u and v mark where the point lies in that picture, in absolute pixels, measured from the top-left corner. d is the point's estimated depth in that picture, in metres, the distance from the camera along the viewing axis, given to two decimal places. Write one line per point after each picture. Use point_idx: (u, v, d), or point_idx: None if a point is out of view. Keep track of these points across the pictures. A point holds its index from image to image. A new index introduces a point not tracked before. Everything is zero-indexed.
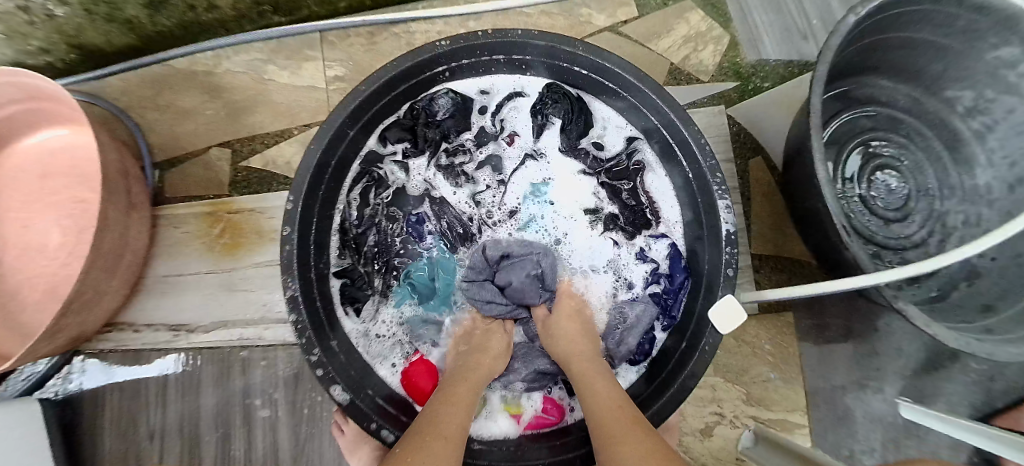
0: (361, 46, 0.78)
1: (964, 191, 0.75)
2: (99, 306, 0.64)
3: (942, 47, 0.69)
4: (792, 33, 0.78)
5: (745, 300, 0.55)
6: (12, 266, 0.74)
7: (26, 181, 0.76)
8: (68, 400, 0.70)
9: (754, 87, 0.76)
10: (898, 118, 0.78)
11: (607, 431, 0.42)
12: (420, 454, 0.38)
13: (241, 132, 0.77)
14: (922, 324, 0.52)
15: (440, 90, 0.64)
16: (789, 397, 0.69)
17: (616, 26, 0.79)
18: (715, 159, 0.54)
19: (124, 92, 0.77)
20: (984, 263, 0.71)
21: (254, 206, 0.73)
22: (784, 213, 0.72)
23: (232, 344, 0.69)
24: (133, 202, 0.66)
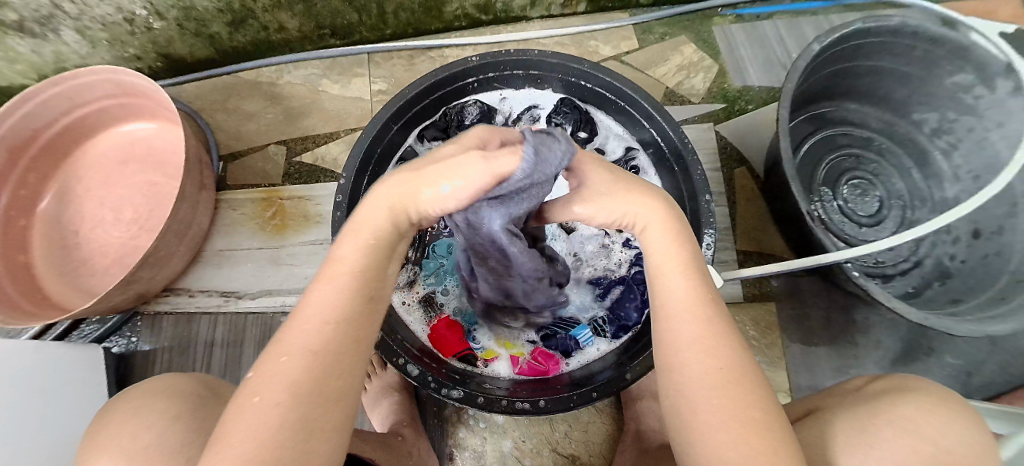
0: (402, 66, 0.92)
1: (934, 202, 0.84)
2: (166, 267, 0.75)
3: (905, 73, 0.80)
4: (773, 65, 0.90)
5: (727, 277, 0.64)
6: (89, 236, 0.85)
7: (109, 165, 0.89)
8: (126, 354, 0.79)
9: (740, 107, 0.88)
10: (870, 136, 0.89)
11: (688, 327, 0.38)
12: (272, 369, 0.31)
13: (296, 133, 0.90)
14: (881, 296, 0.62)
15: (469, 101, 0.77)
16: (772, 379, 0.75)
17: (620, 55, 0.92)
18: (696, 155, 0.63)
19: (197, 97, 0.92)
20: (955, 264, 0.79)
21: (303, 194, 0.85)
22: (765, 214, 0.82)
23: (275, 310, 0.79)
24: (204, 182, 0.78)
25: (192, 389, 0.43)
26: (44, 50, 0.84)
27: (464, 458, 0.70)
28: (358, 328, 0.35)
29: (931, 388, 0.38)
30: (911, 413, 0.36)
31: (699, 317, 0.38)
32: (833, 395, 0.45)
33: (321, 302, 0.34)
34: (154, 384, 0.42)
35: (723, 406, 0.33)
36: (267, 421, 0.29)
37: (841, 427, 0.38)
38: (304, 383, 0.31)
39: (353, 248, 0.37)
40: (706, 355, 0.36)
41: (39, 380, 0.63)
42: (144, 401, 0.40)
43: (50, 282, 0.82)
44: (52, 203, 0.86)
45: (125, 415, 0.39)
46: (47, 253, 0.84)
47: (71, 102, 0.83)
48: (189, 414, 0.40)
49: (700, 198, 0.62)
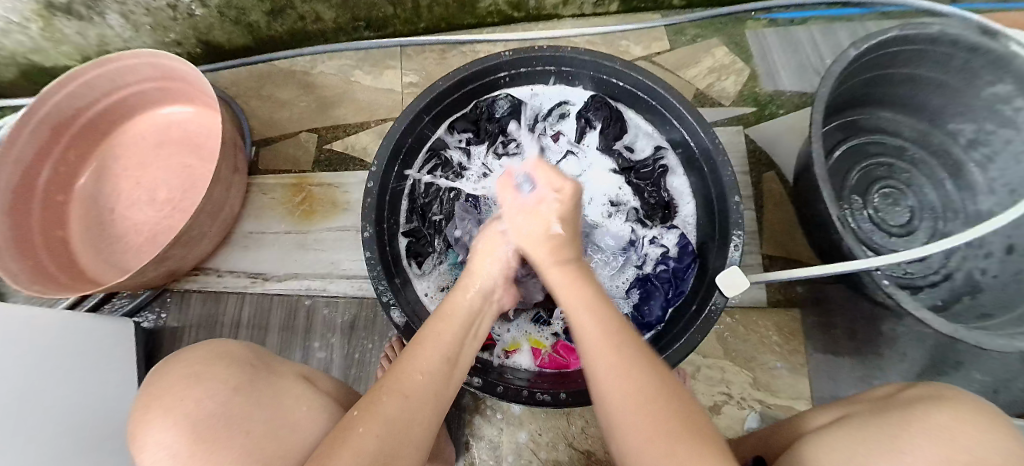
0: (433, 60, 0.94)
1: (968, 214, 0.82)
2: (197, 245, 0.77)
3: (942, 83, 0.79)
4: (805, 70, 0.90)
5: (753, 280, 0.64)
6: (124, 214, 0.88)
7: (146, 146, 0.91)
8: (155, 329, 0.82)
9: (771, 112, 0.87)
10: (903, 146, 0.87)
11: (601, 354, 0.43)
12: (379, 404, 0.40)
13: (327, 122, 0.91)
14: (909, 306, 0.61)
15: (500, 94, 0.77)
16: (793, 385, 0.75)
17: (650, 56, 0.92)
18: (727, 157, 0.63)
19: (234, 83, 0.95)
20: (986, 279, 0.77)
21: (332, 181, 0.86)
22: (791, 220, 0.81)
23: (301, 292, 0.81)
24: (237, 166, 0.80)
25: (245, 358, 0.45)
26: (90, 33, 0.87)
27: (479, 448, 0.71)
28: (444, 386, 0.44)
29: (967, 398, 0.36)
30: (941, 425, 0.33)
31: (606, 341, 0.43)
32: (858, 400, 0.43)
33: (428, 364, 0.44)
34: (206, 353, 0.43)
35: (632, 404, 0.38)
36: (372, 445, 0.36)
37: (864, 433, 0.36)
38: (390, 424, 0.38)
39: (450, 326, 0.49)
40: (616, 373, 0.41)
41: (71, 350, 0.65)
42: (202, 368, 0.41)
43: (87, 256, 0.85)
44: (91, 179, 0.90)
45: (184, 379, 0.40)
46: (85, 228, 0.87)
47: (113, 84, 0.86)
48: (248, 384, 0.42)
49: (729, 199, 0.62)
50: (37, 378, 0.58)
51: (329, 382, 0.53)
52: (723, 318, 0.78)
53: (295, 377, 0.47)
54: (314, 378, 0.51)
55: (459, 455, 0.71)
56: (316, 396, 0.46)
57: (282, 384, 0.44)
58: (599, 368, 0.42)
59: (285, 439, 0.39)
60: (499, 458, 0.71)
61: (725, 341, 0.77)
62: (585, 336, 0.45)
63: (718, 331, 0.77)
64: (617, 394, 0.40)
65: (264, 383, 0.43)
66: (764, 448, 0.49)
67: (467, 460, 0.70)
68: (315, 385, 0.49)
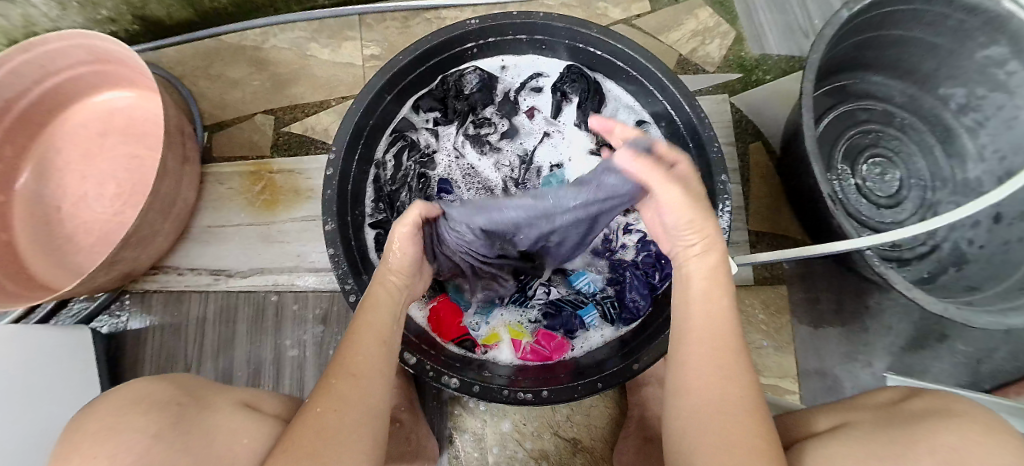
0: (396, 29, 0.86)
1: (956, 183, 0.80)
2: (151, 245, 0.71)
3: (934, 45, 0.74)
4: (794, 31, 0.84)
5: (739, 262, 0.62)
6: (71, 212, 0.81)
7: (87, 137, 0.83)
8: (116, 334, 0.77)
9: (758, 78, 0.82)
10: (892, 112, 0.84)
11: (703, 348, 0.40)
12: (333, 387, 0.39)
13: (284, 102, 0.84)
14: (899, 285, 0.58)
15: (468, 67, 0.71)
16: (779, 363, 0.74)
17: (630, 19, 0.85)
18: (712, 130, 0.58)
19: (178, 62, 0.86)
20: (973, 250, 0.76)
21: (293, 167, 0.80)
22: (779, 193, 0.78)
23: (267, 288, 0.76)
24: (187, 155, 0.73)
25: (167, 399, 0.39)
26: (9, 13, 0.77)
27: (463, 440, 0.70)
28: (378, 365, 0.42)
29: (975, 413, 0.34)
30: (947, 446, 0.31)
31: (716, 338, 0.40)
32: (860, 407, 0.42)
33: (367, 349, 0.43)
34: (123, 400, 0.38)
35: (717, 391, 0.37)
36: (330, 423, 0.36)
37: (866, 449, 0.34)
38: (344, 404, 0.38)
39: (380, 311, 0.46)
40: (715, 371, 0.38)
41: (26, 364, 0.61)
42: (115, 420, 0.35)
43: (35, 260, 0.78)
44: (31, 177, 0.82)
45: (94, 436, 0.34)
46: (29, 230, 0.80)
47: (44, 70, 0.77)
48: (172, 428, 0.36)
49: (716, 179, 0.58)
50: None
51: (279, 405, 0.50)
52: None
53: (232, 407, 0.44)
54: (258, 403, 0.47)
55: (441, 449, 0.69)
56: (254, 424, 0.42)
57: (215, 420, 0.40)
58: (692, 360, 0.40)
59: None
60: (484, 450, 0.69)
61: None
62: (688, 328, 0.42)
63: None
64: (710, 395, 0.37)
65: (193, 424, 0.38)
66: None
67: (451, 453, 0.69)
68: (258, 412, 0.45)
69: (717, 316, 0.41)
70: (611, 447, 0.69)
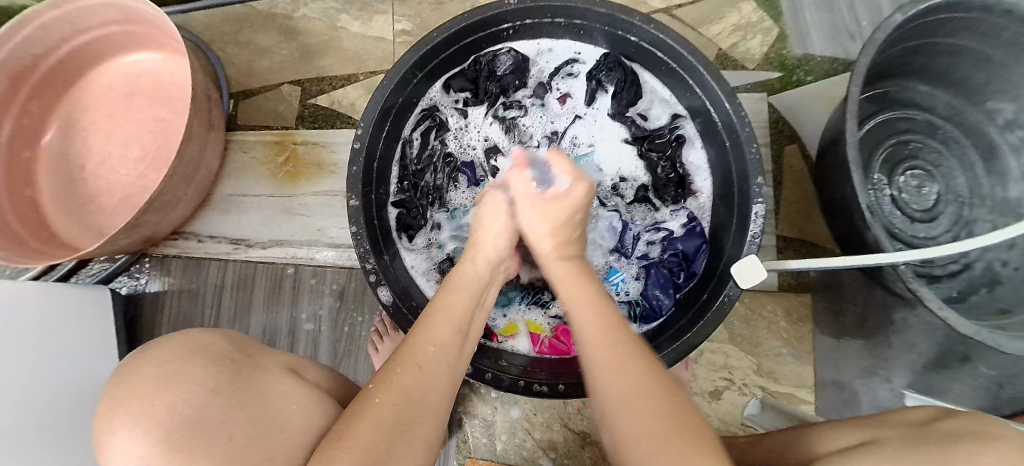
0: (428, 5, 0.84)
1: (995, 201, 0.77)
2: (173, 211, 0.71)
3: (987, 57, 0.70)
4: (840, 32, 0.81)
5: (767, 267, 0.60)
6: (95, 173, 0.81)
7: (114, 98, 0.83)
8: (134, 296, 0.78)
9: (798, 79, 0.79)
10: (934, 123, 0.80)
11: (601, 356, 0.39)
12: (394, 377, 0.38)
13: (311, 73, 0.83)
14: (931, 303, 0.56)
15: (502, 49, 0.68)
16: (797, 373, 0.73)
17: (670, 9, 0.82)
18: (751, 130, 0.56)
19: (207, 27, 0.85)
20: (1007, 271, 0.73)
21: (317, 139, 0.80)
22: (811, 199, 0.76)
23: (285, 261, 0.76)
24: (213, 122, 0.73)
25: (224, 355, 0.41)
26: None
27: (473, 426, 0.70)
28: (451, 360, 0.42)
29: (1011, 437, 0.32)
30: (977, 465, 0.29)
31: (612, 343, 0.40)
32: (890, 424, 0.40)
33: (442, 336, 0.42)
34: (180, 347, 0.39)
35: (633, 397, 0.36)
36: (388, 415, 0.35)
37: (885, 463, 0.33)
38: (407, 401, 0.37)
39: (460, 296, 0.46)
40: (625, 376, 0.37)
41: (51, 322, 0.62)
42: (174, 367, 0.37)
43: (59, 218, 0.79)
44: (58, 134, 0.82)
45: (153, 381, 0.36)
46: (53, 187, 0.80)
47: (74, 28, 0.77)
48: (228, 385, 0.38)
49: (751, 181, 0.56)
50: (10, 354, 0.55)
51: (318, 373, 0.50)
52: None
53: (280, 371, 0.44)
54: (300, 370, 0.48)
55: (451, 433, 0.69)
56: (304, 391, 0.43)
57: (267, 380, 0.42)
58: (608, 372, 0.38)
59: (274, 443, 0.36)
60: (492, 437, 0.69)
61: (730, 324, 0.74)
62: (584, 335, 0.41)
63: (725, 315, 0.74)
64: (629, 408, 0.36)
65: (248, 384, 0.39)
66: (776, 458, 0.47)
67: (460, 437, 0.69)
68: (303, 380, 0.46)
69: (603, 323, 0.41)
70: None
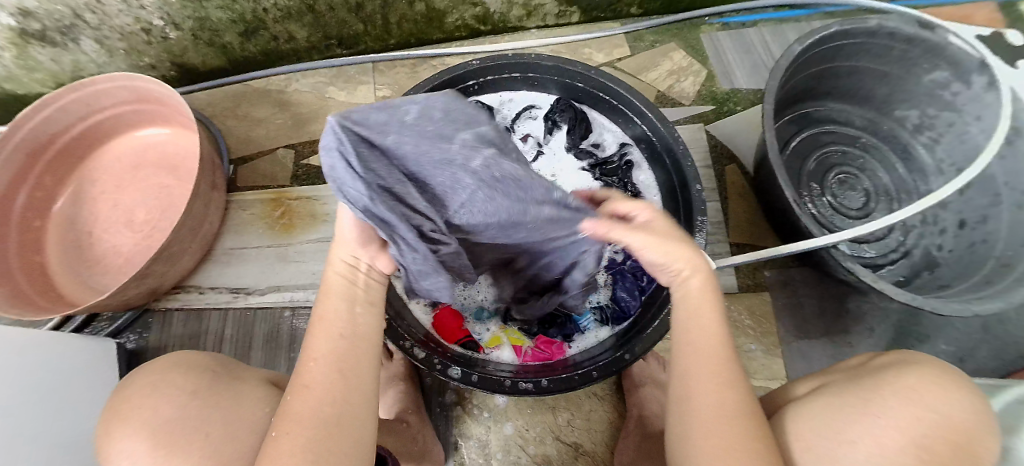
0: (405, 74, 0.97)
1: (920, 194, 0.88)
2: (178, 262, 0.77)
3: (884, 73, 0.85)
4: (758, 69, 0.96)
5: (722, 264, 0.69)
6: (101, 237, 0.87)
7: (121, 169, 0.91)
8: (139, 349, 0.80)
9: (729, 109, 0.92)
10: (855, 134, 0.92)
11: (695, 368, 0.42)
12: (293, 400, 0.38)
13: (304, 137, 0.93)
14: (868, 280, 0.65)
15: (471, 101, 0.80)
16: (768, 366, 0.78)
17: (613, 62, 0.97)
18: (685, 147, 0.67)
19: (209, 104, 0.96)
20: (942, 254, 0.83)
21: (310, 194, 0.88)
22: (756, 208, 0.86)
23: (282, 305, 0.81)
24: (216, 182, 0.81)
25: (206, 364, 0.47)
26: (63, 59, 0.87)
27: (468, 447, 0.72)
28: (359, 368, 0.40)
29: (926, 360, 0.42)
30: (910, 387, 0.38)
31: (716, 361, 0.41)
32: (836, 369, 0.49)
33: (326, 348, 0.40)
34: (168, 360, 0.46)
35: (719, 403, 0.39)
36: (302, 433, 0.36)
37: (841, 398, 0.41)
38: (326, 421, 0.37)
39: (335, 303, 0.41)
40: (717, 388, 0.40)
41: (62, 368, 0.65)
42: (160, 376, 0.43)
43: (63, 280, 0.83)
44: (67, 203, 0.89)
45: (143, 389, 0.42)
46: (60, 252, 0.85)
47: (89, 108, 0.86)
48: (205, 389, 0.44)
49: (692, 187, 0.65)
50: (25, 395, 0.57)
51: None
52: None
53: (257, 381, 0.49)
54: (282, 383, 0.53)
55: (447, 456, 0.71)
56: (276, 398, 0.47)
57: (245, 388, 0.46)
58: (703, 384, 0.41)
59: (241, 446, 0.41)
60: (488, 456, 0.71)
61: None
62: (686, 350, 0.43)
63: None
64: (714, 410, 0.39)
65: (225, 388, 0.45)
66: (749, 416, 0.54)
67: (456, 461, 0.71)
68: (281, 390, 0.50)
69: (715, 344, 0.42)
70: (612, 450, 0.71)
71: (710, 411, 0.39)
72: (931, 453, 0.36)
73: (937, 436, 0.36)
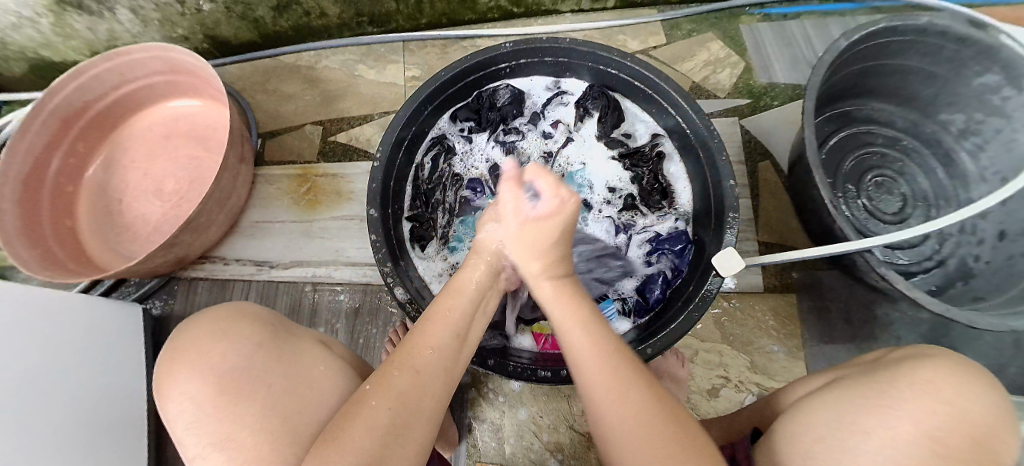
0: (435, 55, 0.96)
1: (960, 202, 0.84)
2: (205, 233, 0.78)
3: (931, 74, 0.81)
4: (799, 63, 0.92)
5: (751, 263, 0.67)
6: (131, 204, 0.89)
7: (153, 139, 0.93)
8: (163, 316, 0.83)
9: (766, 104, 0.89)
10: (895, 136, 0.89)
11: (566, 336, 0.45)
12: (389, 377, 0.39)
13: (332, 115, 0.93)
14: (901, 286, 0.62)
15: (501, 85, 0.78)
16: (789, 369, 0.76)
17: (647, 50, 0.94)
18: (722, 142, 0.64)
19: (240, 78, 0.97)
20: (978, 265, 0.79)
21: (336, 172, 0.88)
22: (787, 207, 0.83)
23: (304, 280, 0.82)
24: (244, 156, 0.81)
25: (266, 319, 0.48)
26: (99, 28, 0.88)
27: (482, 431, 0.72)
28: (450, 365, 0.43)
29: (944, 354, 0.41)
30: (927, 378, 0.38)
31: (591, 325, 0.44)
32: (851, 364, 0.48)
33: (436, 339, 0.43)
34: (227, 311, 0.47)
35: (602, 373, 0.40)
36: (376, 422, 0.36)
37: (851, 392, 0.41)
38: (408, 397, 0.38)
39: (455, 300, 0.47)
40: (594, 356, 0.42)
41: (85, 328, 0.66)
42: (226, 325, 0.45)
43: (94, 245, 0.86)
44: (100, 170, 0.91)
45: (208, 336, 0.44)
46: (92, 218, 0.88)
47: (122, 78, 0.87)
48: (268, 341, 0.45)
49: (725, 183, 0.63)
50: (51, 354, 0.59)
51: (346, 349, 0.56)
52: (721, 302, 0.80)
53: (312, 340, 0.50)
54: (330, 344, 0.54)
55: (461, 438, 0.72)
56: (331, 358, 0.49)
57: (301, 345, 0.48)
58: (585, 355, 0.42)
59: (302, 398, 0.42)
60: (501, 440, 0.72)
61: (722, 325, 0.79)
62: (561, 323, 0.46)
63: (716, 316, 0.79)
64: (604, 388, 0.40)
65: (283, 343, 0.46)
66: (762, 411, 0.53)
67: (469, 443, 0.72)
68: (330, 350, 0.52)
69: (576, 311, 0.45)
70: None
71: (614, 397, 0.39)
72: (949, 450, 0.34)
73: (955, 434, 0.35)
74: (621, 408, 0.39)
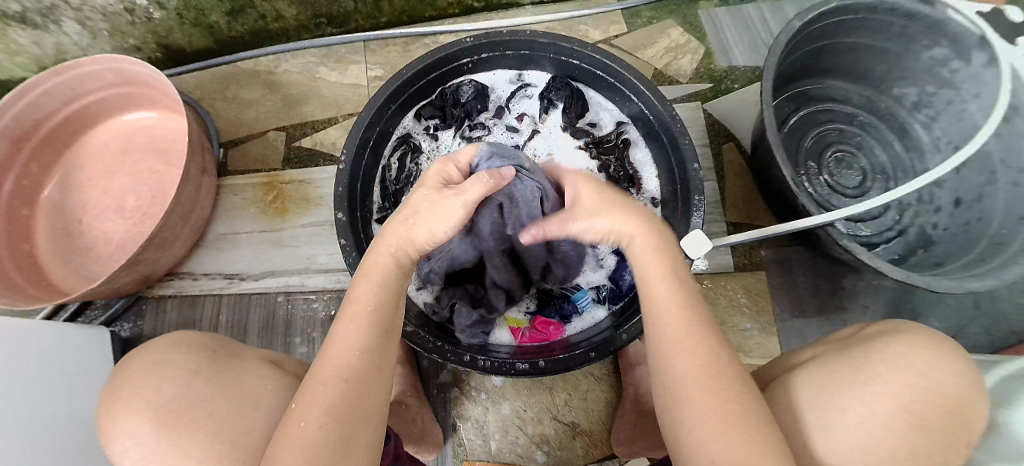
0: (397, 53, 0.95)
1: (916, 173, 0.87)
2: (171, 249, 0.76)
3: (883, 50, 0.84)
4: (757, 45, 0.94)
5: (720, 243, 0.69)
6: (92, 224, 0.86)
7: (110, 154, 0.90)
8: (133, 337, 0.80)
9: (727, 87, 0.91)
10: (853, 112, 0.92)
11: (660, 328, 0.42)
12: (315, 390, 0.37)
13: (294, 119, 0.91)
14: (864, 257, 0.64)
15: (464, 80, 0.78)
16: (763, 345, 0.78)
17: (610, 39, 0.95)
18: (683, 126, 0.65)
19: (196, 86, 0.94)
20: (937, 232, 0.83)
21: (303, 178, 0.87)
22: (753, 187, 0.85)
23: (277, 290, 0.81)
24: (206, 167, 0.79)
25: (205, 345, 0.47)
26: (44, 42, 0.84)
27: (467, 428, 0.72)
28: (379, 359, 0.41)
29: (917, 328, 0.43)
30: (901, 352, 0.39)
31: (687, 320, 0.41)
32: (826, 341, 0.50)
33: (348, 342, 0.40)
34: (166, 342, 0.46)
35: (692, 370, 0.38)
36: (313, 436, 0.35)
37: (830, 367, 0.42)
38: (343, 402, 0.37)
39: (370, 291, 0.44)
40: (694, 354, 0.39)
41: (49, 352, 0.64)
42: (163, 356, 0.44)
43: (54, 269, 0.82)
44: (56, 191, 0.87)
45: (143, 370, 0.43)
46: (50, 240, 0.84)
47: (73, 93, 0.84)
48: (209, 367, 0.44)
49: (689, 166, 0.64)
50: (18, 381, 0.57)
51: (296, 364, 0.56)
52: None
53: (258, 361, 0.50)
54: (281, 362, 0.53)
55: (447, 437, 0.72)
56: (276, 374, 0.48)
57: (245, 367, 0.47)
58: (678, 350, 0.40)
59: (251, 418, 0.42)
60: (487, 436, 0.72)
61: None
62: (653, 319, 0.43)
63: None
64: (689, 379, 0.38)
65: (226, 367, 0.46)
66: None
67: (456, 441, 0.72)
68: (281, 369, 0.51)
69: (680, 308, 0.42)
70: (609, 429, 0.72)
71: (699, 392, 0.37)
72: (924, 420, 0.36)
73: (927, 404, 0.36)
74: (702, 403, 0.37)
